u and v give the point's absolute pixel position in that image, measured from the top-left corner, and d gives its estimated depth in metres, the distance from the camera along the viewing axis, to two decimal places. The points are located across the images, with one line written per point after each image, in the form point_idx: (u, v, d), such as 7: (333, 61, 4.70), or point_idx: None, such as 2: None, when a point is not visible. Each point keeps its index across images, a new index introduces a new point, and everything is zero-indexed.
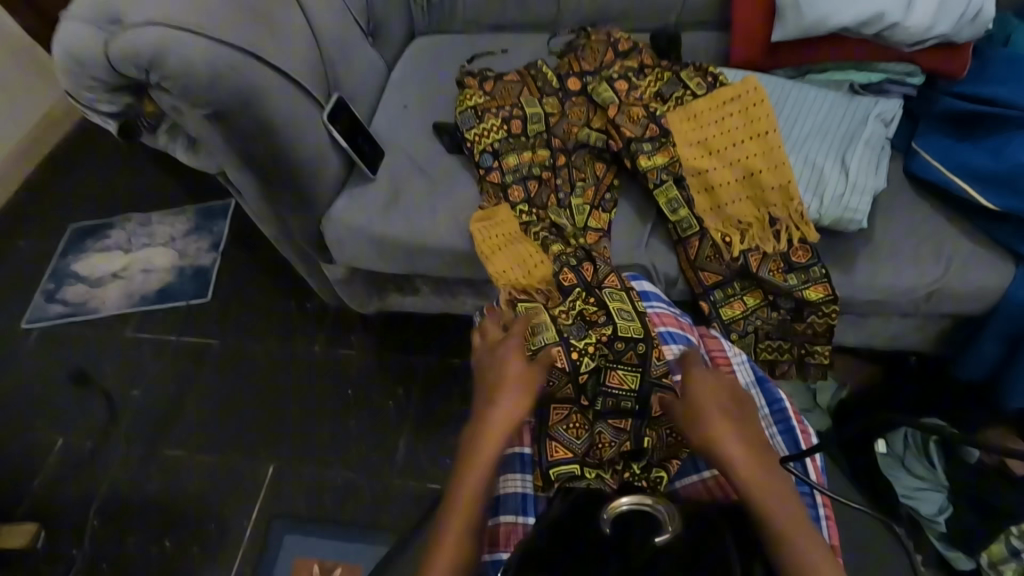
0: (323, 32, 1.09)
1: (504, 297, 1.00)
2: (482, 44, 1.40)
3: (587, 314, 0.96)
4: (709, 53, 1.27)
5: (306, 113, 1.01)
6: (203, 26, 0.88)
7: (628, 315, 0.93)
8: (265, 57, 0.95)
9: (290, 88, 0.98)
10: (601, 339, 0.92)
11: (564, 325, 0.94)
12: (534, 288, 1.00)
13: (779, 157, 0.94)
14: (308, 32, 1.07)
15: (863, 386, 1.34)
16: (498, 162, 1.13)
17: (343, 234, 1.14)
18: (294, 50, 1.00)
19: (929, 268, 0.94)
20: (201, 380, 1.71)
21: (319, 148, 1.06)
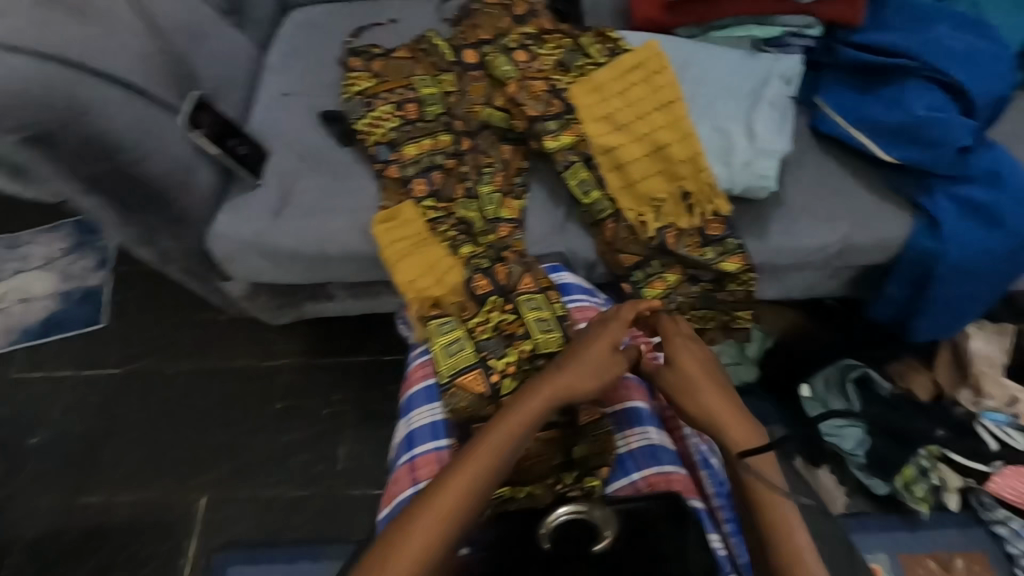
0: (160, 20, 0.93)
1: (415, 313, 0.91)
2: (366, 13, 1.25)
3: (506, 326, 0.90)
4: (611, 9, 1.19)
5: (152, 120, 0.88)
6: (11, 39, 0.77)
7: (546, 321, 0.89)
8: (88, 62, 0.82)
9: (127, 95, 0.86)
10: (521, 356, 0.88)
11: (481, 339, 0.89)
12: (446, 301, 0.92)
13: (685, 127, 0.91)
14: (144, 24, 0.92)
15: (789, 334, 1.37)
16: (396, 154, 1.03)
17: (231, 251, 1.02)
18: (127, 49, 0.88)
19: (836, 224, 0.95)
20: (109, 414, 1.55)
21: (180, 158, 0.92)
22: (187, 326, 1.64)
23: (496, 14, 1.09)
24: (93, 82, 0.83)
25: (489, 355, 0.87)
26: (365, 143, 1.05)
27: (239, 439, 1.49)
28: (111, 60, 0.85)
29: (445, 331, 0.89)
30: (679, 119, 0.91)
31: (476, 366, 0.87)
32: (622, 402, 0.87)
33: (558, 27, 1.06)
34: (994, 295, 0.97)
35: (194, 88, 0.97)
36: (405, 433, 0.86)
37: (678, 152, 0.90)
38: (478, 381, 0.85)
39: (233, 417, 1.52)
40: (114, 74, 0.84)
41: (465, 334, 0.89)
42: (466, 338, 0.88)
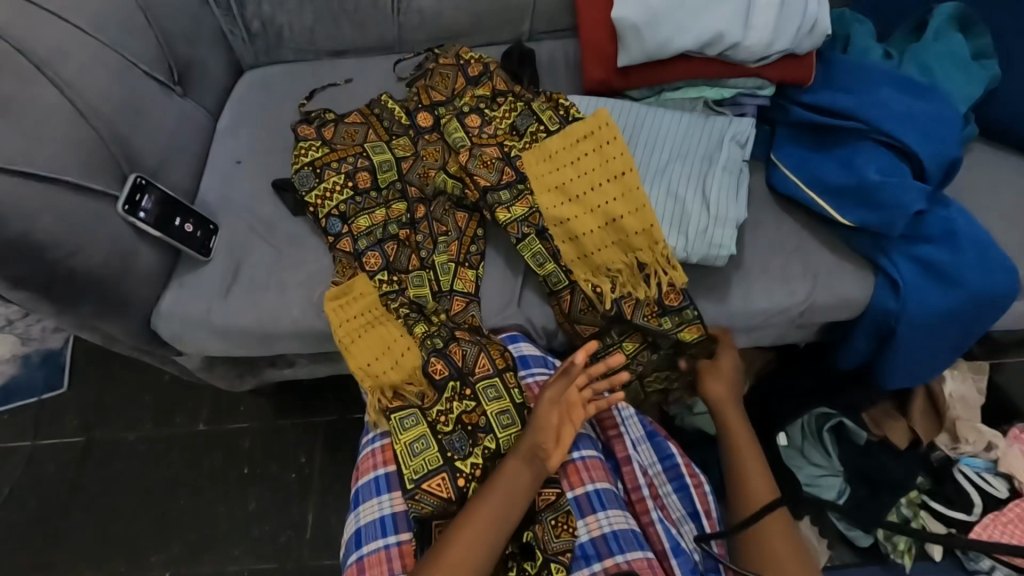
0: (92, 103, 0.90)
1: (375, 404, 0.88)
2: (320, 74, 1.23)
3: (467, 419, 0.86)
4: (567, 64, 1.18)
5: (84, 212, 0.86)
6: None
7: (507, 414, 0.86)
8: (9, 163, 0.80)
9: (55, 186, 0.83)
10: (486, 454, 0.84)
11: (444, 435, 0.85)
12: (406, 389, 0.89)
13: (638, 198, 0.89)
14: (76, 112, 0.89)
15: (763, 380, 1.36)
16: (348, 227, 1.01)
17: (178, 331, 0.98)
18: (58, 138, 0.85)
19: (796, 286, 0.93)
20: (67, 486, 1.49)
21: (115, 245, 0.89)
22: (149, 388, 1.58)
23: (449, 77, 1.07)
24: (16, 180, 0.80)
25: (455, 455, 0.84)
26: (316, 215, 1.02)
27: (203, 508, 1.44)
28: (29, 155, 0.82)
29: (407, 427, 0.85)
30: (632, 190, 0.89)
31: (443, 469, 0.83)
32: (583, 485, 0.82)
33: (512, 88, 1.04)
34: (957, 350, 0.96)
35: (133, 169, 0.94)
36: (353, 529, 0.82)
37: (631, 225, 0.89)
38: (443, 485, 0.81)
39: (198, 484, 1.46)
40: (33, 171, 0.82)
41: (426, 427, 0.85)
42: (429, 432, 0.85)
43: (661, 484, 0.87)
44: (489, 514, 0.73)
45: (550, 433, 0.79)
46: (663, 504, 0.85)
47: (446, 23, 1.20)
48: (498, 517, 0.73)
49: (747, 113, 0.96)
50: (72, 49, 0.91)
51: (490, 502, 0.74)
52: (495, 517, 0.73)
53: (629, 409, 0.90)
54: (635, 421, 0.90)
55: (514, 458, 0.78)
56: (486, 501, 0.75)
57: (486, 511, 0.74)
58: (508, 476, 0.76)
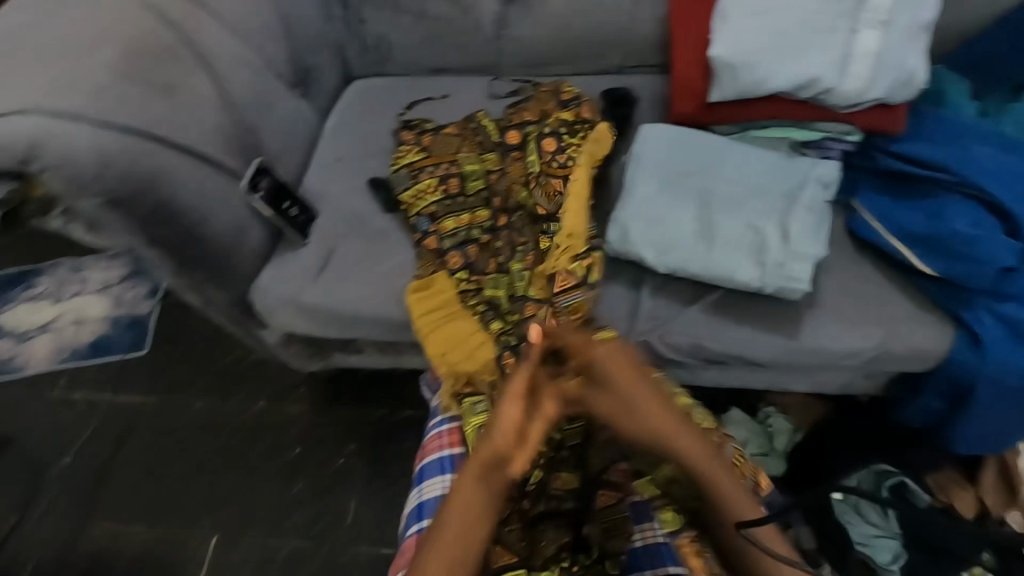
0: (231, 93, 1.02)
1: (447, 390, 0.95)
2: (421, 87, 1.34)
3: None
4: (653, 97, 1.24)
5: (217, 188, 0.96)
6: (85, 112, 0.83)
7: None
8: (166, 136, 0.90)
9: (196, 162, 0.94)
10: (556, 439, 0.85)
11: None
12: (478, 379, 0.95)
13: (714, 233, 0.93)
14: (220, 101, 1.00)
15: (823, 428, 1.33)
16: (435, 226, 1.08)
17: (270, 305, 1.07)
18: (204, 119, 0.96)
19: (869, 331, 0.93)
20: (137, 442, 1.61)
21: (233, 220, 0.99)
22: (219, 361, 1.69)
23: (541, 103, 1.14)
24: (166, 151, 0.90)
25: None
26: (407, 213, 1.10)
27: (255, 481, 1.52)
28: (175, 129, 0.92)
29: (478, 413, 0.92)
30: (709, 218, 0.95)
31: None
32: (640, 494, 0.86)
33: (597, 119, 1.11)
34: None
35: (257, 155, 1.05)
36: (417, 502, 0.88)
37: (699, 249, 0.93)
38: None
39: (252, 458, 1.55)
40: (182, 146, 0.92)
41: None
42: None
43: None
44: (459, 527, 0.69)
45: (516, 434, 0.71)
46: None
47: (542, 49, 1.29)
48: (467, 527, 0.69)
49: (831, 156, 0.99)
50: (222, 46, 1.03)
51: (459, 513, 0.69)
52: (466, 528, 0.69)
53: None
54: None
55: (481, 466, 0.71)
56: (455, 511, 0.70)
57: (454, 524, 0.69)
58: (472, 482, 0.71)
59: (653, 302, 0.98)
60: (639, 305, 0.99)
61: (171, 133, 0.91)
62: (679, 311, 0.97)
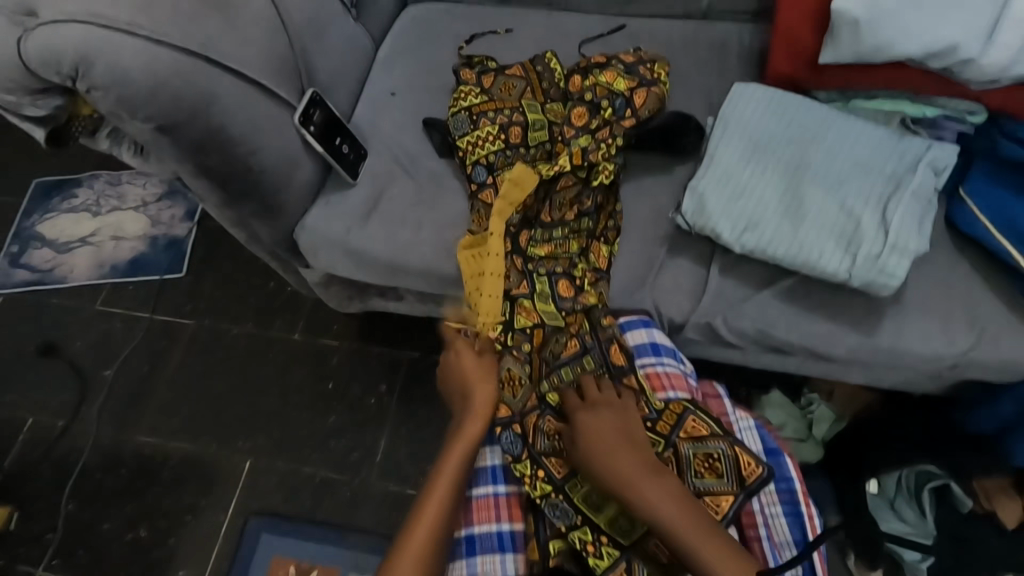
0: (290, 12, 0.94)
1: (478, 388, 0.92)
2: (483, 18, 1.23)
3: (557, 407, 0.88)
4: (739, 52, 1.13)
5: (272, 117, 0.90)
6: (135, 24, 0.76)
7: None
8: (220, 57, 0.83)
9: (250, 87, 0.87)
10: None
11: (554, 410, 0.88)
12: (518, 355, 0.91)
13: (802, 215, 0.85)
14: (275, 19, 0.92)
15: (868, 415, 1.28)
16: (494, 178, 1.01)
17: (316, 245, 1.03)
18: (259, 40, 0.89)
19: (957, 335, 0.86)
20: (175, 362, 1.64)
21: (285, 154, 0.93)
22: (255, 290, 1.70)
23: (595, 69, 1.03)
24: (218, 74, 0.83)
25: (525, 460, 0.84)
26: (462, 160, 1.03)
27: (287, 412, 1.55)
28: (231, 48, 0.85)
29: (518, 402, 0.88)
30: (798, 207, 0.85)
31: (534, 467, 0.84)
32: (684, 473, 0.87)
33: (653, 107, 0.98)
34: None
35: (310, 84, 0.98)
36: None
37: (779, 242, 0.85)
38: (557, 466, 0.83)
39: (284, 390, 1.57)
40: (237, 69, 0.84)
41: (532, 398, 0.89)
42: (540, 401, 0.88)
43: (771, 503, 0.83)
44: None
45: (437, 522, 0.76)
46: (771, 524, 0.82)
47: None
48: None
49: (944, 137, 0.89)
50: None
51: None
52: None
53: (748, 419, 0.88)
54: (753, 434, 0.88)
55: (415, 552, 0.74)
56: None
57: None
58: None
59: (720, 282, 0.92)
60: (707, 282, 0.93)
61: (229, 51, 0.84)
62: (747, 294, 0.91)
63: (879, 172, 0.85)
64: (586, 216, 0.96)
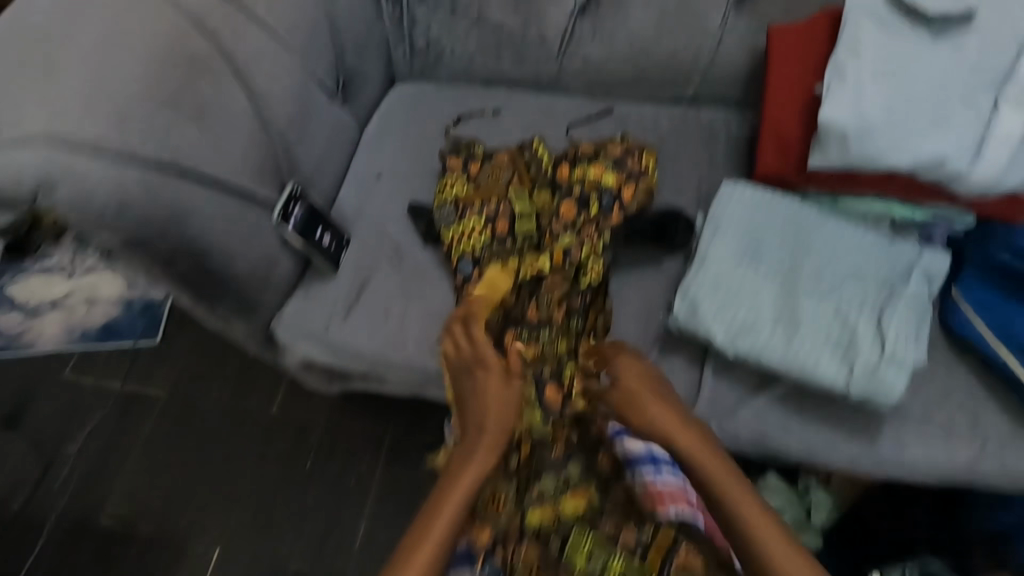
0: (270, 110, 0.91)
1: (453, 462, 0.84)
2: (471, 99, 1.22)
3: (544, 531, 0.80)
4: (728, 139, 1.13)
5: (247, 220, 0.87)
6: (101, 141, 0.73)
7: (600, 559, 0.77)
8: (192, 166, 0.79)
9: (224, 193, 0.83)
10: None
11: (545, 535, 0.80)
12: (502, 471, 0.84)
13: (797, 320, 0.83)
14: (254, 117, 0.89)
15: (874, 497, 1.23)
16: (480, 271, 0.98)
17: (296, 340, 0.99)
18: (236, 140, 0.85)
19: (959, 448, 0.83)
20: (145, 437, 1.55)
21: (260, 255, 0.90)
22: (232, 359, 1.63)
23: (584, 160, 1.02)
24: (190, 184, 0.80)
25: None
26: (448, 252, 1.01)
27: (262, 494, 1.46)
28: (205, 154, 0.81)
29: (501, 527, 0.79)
30: (792, 316, 0.83)
31: None
32: None
33: (641, 201, 0.99)
34: None
35: (290, 179, 0.95)
36: None
37: (775, 351, 0.82)
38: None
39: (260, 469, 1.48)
40: (211, 178, 0.81)
41: (518, 519, 0.81)
42: (524, 526, 0.80)
43: None
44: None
45: (443, 553, 0.68)
46: None
47: (610, 71, 1.16)
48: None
49: (935, 242, 0.88)
50: (264, 53, 0.91)
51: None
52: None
53: None
54: None
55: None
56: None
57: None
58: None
59: (714, 386, 0.89)
60: (700, 387, 0.89)
61: (202, 159, 0.80)
62: (742, 400, 0.88)
63: (873, 280, 0.83)
64: (575, 317, 0.93)
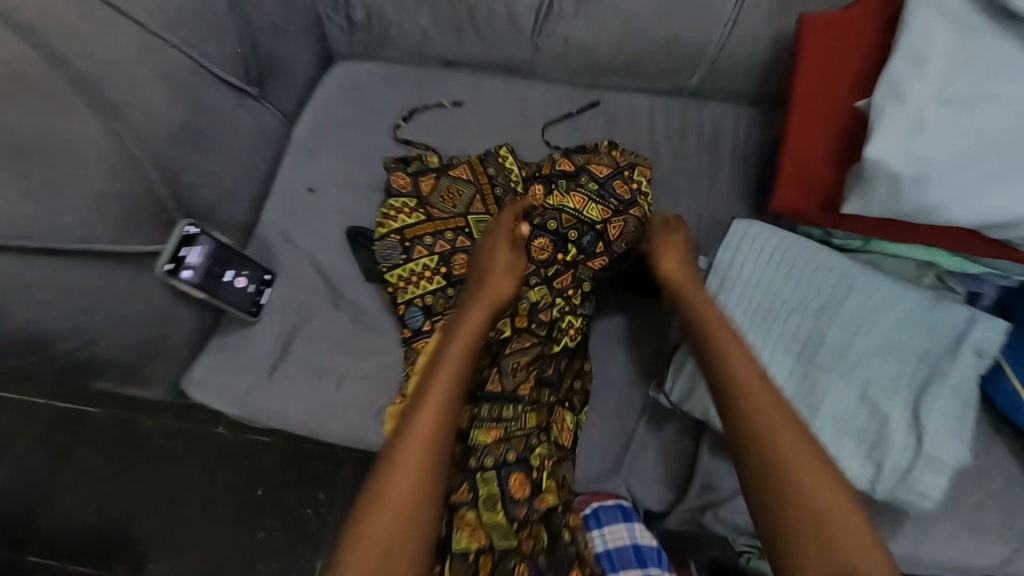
0: (143, 134, 0.69)
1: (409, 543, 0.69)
2: (427, 87, 0.98)
3: None
4: (737, 146, 0.93)
5: (120, 279, 0.67)
6: None
7: None
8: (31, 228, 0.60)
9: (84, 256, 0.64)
10: None
11: None
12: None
13: (815, 403, 0.68)
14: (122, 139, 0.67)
15: None
16: (432, 324, 0.82)
17: (210, 403, 0.81)
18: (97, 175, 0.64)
19: (994, 544, 0.70)
20: (71, 464, 1.38)
21: (147, 322, 0.70)
22: None
23: (561, 184, 0.84)
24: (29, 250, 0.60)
25: None
26: (392, 298, 0.83)
27: (208, 526, 1.33)
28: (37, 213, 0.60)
29: None
30: (810, 400, 0.68)
31: None
32: None
33: (632, 236, 0.81)
34: None
35: (184, 212, 0.74)
36: None
37: None
38: None
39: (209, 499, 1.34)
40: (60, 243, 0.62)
41: None
42: None
43: None
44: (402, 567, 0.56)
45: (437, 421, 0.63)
46: None
47: (598, 55, 0.93)
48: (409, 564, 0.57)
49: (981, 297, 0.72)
50: (125, 58, 0.68)
51: (378, 534, 0.57)
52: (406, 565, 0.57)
53: None
54: None
55: (408, 465, 0.60)
56: (372, 534, 0.57)
57: (368, 550, 0.56)
58: (393, 506, 0.58)
59: (710, 469, 0.75)
60: (694, 470, 0.76)
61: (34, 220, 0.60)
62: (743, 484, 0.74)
63: (910, 355, 0.68)
64: (547, 386, 0.77)
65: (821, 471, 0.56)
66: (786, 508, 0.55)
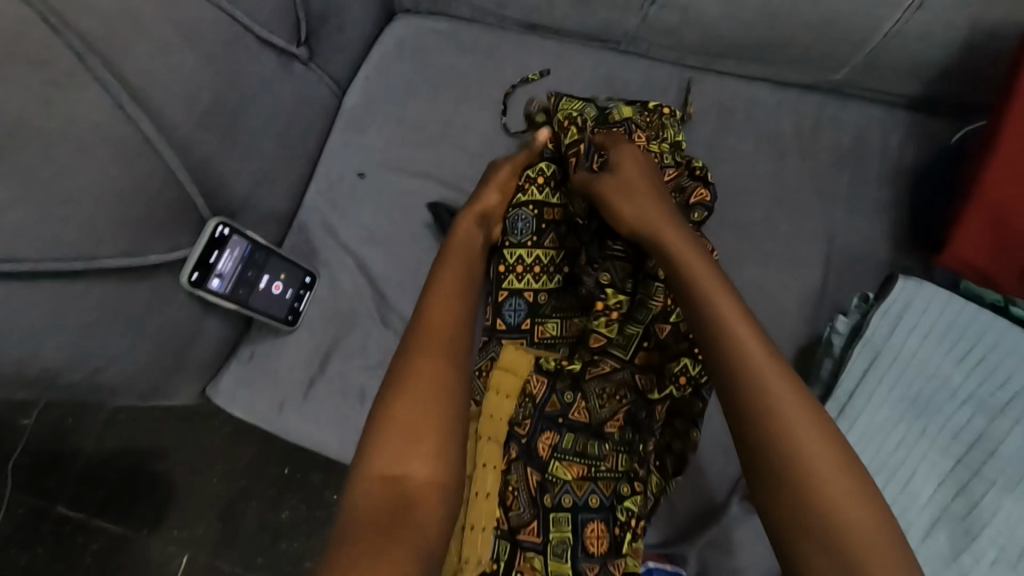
0: (163, 110, 0.56)
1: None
2: (502, 57, 0.80)
3: None
4: (887, 164, 0.74)
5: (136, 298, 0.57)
6: None
7: None
8: (49, 249, 0.50)
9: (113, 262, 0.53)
10: None
11: None
12: None
13: (979, 522, 0.52)
14: (138, 128, 0.54)
15: None
16: (533, 325, 0.70)
17: (239, 416, 0.71)
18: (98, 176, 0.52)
19: None
20: None
21: (169, 338, 0.61)
22: None
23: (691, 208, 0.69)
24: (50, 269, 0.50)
25: None
26: (498, 278, 0.70)
27: None
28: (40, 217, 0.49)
29: None
30: (968, 521, 0.53)
31: None
32: None
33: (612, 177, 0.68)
34: None
35: (208, 210, 0.62)
36: None
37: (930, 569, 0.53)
38: None
39: (180, 510, 1.05)
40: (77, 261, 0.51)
41: None
42: None
43: None
44: (422, 486, 0.47)
45: (448, 376, 0.53)
46: None
47: (723, 38, 0.73)
48: (428, 480, 0.48)
49: None
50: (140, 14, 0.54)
51: (392, 447, 0.48)
52: (426, 478, 0.48)
53: None
54: None
55: (417, 383, 0.51)
56: (384, 451, 0.48)
57: (383, 466, 0.48)
58: (405, 417, 0.50)
59: None
60: None
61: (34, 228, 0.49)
62: None
63: None
64: (640, 432, 0.66)
65: (839, 460, 0.43)
66: (787, 503, 0.42)
